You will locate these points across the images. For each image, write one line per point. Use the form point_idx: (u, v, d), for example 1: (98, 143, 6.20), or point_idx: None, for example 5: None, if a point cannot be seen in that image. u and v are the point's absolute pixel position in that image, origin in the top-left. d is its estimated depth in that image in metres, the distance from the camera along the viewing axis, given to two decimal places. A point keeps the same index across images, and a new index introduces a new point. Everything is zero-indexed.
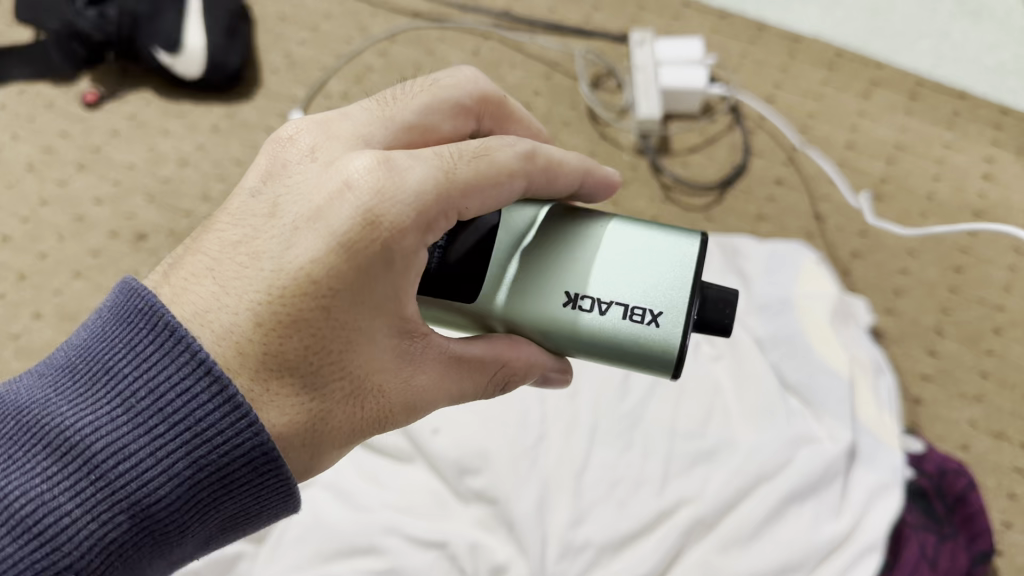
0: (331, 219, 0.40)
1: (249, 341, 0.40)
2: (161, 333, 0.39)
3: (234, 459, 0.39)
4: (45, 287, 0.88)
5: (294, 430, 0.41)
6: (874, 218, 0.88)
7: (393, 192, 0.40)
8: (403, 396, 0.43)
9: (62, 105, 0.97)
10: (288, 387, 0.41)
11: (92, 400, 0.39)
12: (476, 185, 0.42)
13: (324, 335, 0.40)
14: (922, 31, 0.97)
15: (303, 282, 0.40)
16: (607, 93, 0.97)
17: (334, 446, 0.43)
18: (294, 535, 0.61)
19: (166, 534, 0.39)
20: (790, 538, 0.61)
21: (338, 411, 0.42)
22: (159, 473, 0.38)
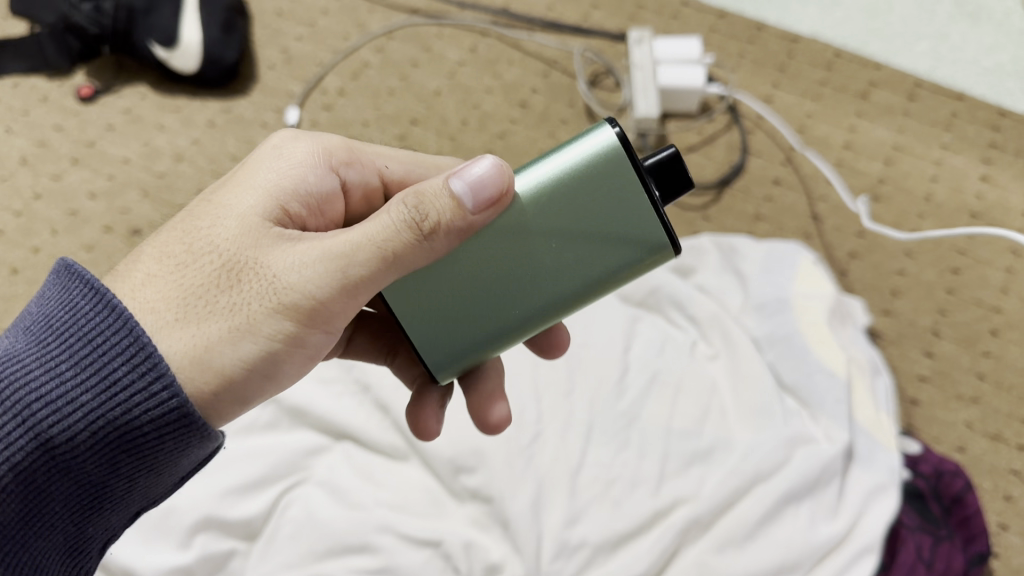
0: (239, 165, 0.51)
1: (148, 247, 0.47)
2: (57, 271, 0.43)
3: (106, 350, 0.41)
4: (38, 281, 0.88)
5: (166, 297, 0.44)
6: (872, 222, 0.87)
7: (289, 138, 0.52)
8: (288, 267, 0.43)
9: (57, 99, 0.96)
10: (168, 267, 0.45)
11: (9, 337, 0.43)
12: (400, 160, 0.57)
13: (203, 223, 0.47)
14: (921, 32, 0.96)
15: (202, 200, 0.49)
16: (605, 92, 0.97)
17: (215, 320, 0.43)
18: (287, 533, 0.60)
19: (58, 447, 0.41)
20: (787, 537, 0.60)
21: (216, 284, 0.44)
22: (47, 378, 0.41)
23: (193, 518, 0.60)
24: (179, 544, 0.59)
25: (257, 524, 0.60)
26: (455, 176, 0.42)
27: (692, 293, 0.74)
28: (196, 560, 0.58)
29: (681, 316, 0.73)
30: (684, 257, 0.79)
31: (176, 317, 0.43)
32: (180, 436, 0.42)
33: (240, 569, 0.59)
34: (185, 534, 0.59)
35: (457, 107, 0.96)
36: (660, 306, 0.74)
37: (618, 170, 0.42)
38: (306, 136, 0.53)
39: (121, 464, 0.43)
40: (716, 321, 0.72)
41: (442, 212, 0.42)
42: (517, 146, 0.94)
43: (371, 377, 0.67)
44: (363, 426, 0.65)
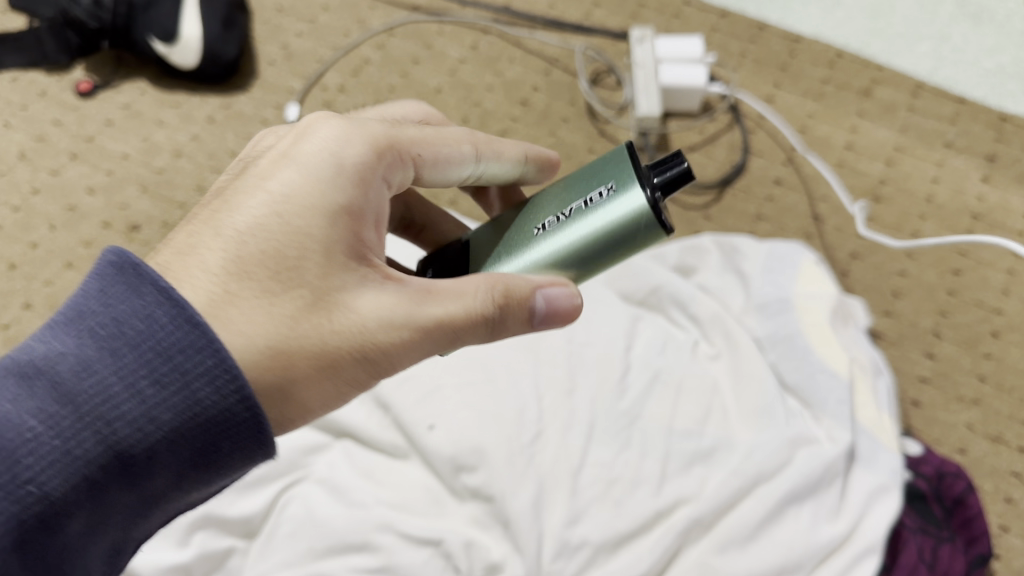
0: (291, 157, 0.45)
1: (213, 253, 0.42)
2: (125, 270, 0.38)
3: (198, 373, 0.38)
4: (36, 277, 0.87)
5: (257, 329, 0.41)
6: (867, 229, 0.87)
7: (344, 134, 0.45)
8: (375, 316, 0.43)
9: (55, 94, 0.96)
10: (251, 290, 0.42)
11: (58, 335, 0.38)
12: (426, 144, 0.49)
13: (283, 238, 0.42)
14: (922, 33, 0.96)
15: (267, 201, 0.43)
16: (606, 90, 0.96)
17: (302, 361, 0.42)
18: (286, 531, 0.60)
19: (135, 461, 0.37)
20: (788, 538, 0.60)
21: (305, 320, 0.42)
22: (126, 393, 0.37)
23: (192, 517, 0.60)
24: (179, 542, 0.59)
25: (256, 522, 0.61)
26: (537, 289, 0.44)
27: (693, 292, 0.74)
28: (194, 559, 0.58)
29: (682, 316, 0.73)
30: (685, 257, 0.79)
31: (269, 351, 0.41)
32: (251, 456, 0.41)
33: (238, 568, 0.59)
34: (185, 532, 0.59)
35: (458, 105, 0.96)
36: (661, 305, 0.74)
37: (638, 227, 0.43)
38: (355, 136, 0.46)
39: (185, 478, 0.40)
40: (717, 321, 0.72)
41: (521, 313, 0.44)
42: None
43: None
44: (362, 424, 0.65)
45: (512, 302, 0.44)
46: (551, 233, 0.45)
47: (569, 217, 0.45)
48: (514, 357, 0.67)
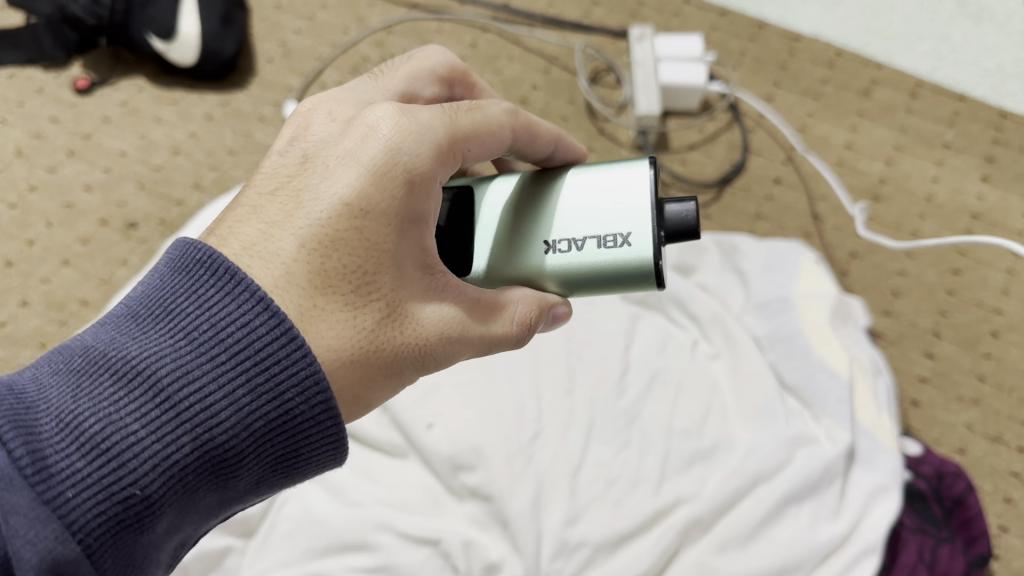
0: (359, 159, 0.42)
1: (295, 262, 0.41)
2: (218, 274, 0.38)
3: (287, 383, 0.38)
4: (33, 274, 0.87)
5: (337, 343, 0.41)
6: (866, 230, 0.86)
7: (414, 128, 0.43)
8: (441, 327, 0.43)
9: (52, 90, 0.95)
10: (333, 303, 0.42)
11: (154, 334, 0.37)
12: (476, 132, 0.45)
13: (361, 248, 0.42)
14: (922, 32, 0.96)
15: (340, 208, 0.42)
16: (605, 88, 0.96)
17: (375, 371, 0.43)
18: (283, 530, 0.59)
19: (225, 465, 0.37)
20: (788, 538, 0.60)
21: (379, 333, 0.42)
22: (220, 397, 0.37)
23: None
24: None
25: (253, 521, 0.60)
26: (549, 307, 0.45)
27: (693, 292, 0.74)
28: (193, 558, 0.58)
29: (682, 316, 0.73)
30: (685, 255, 0.78)
31: (347, 362, 0.42)
32: (326, 464, 0.41)
33: (235, 567, 0.58)
34: None
35: None
36: (661, 305, 0.74)
37: (642, 282, 0.43)
38: (420, 133, 0.43)
39: (265, 480, 0.40)
40: (718, 320, 0.72)
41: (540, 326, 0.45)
42: None
43: None
44: (360, 423, 0.65)
45: (533, 324, 0.44)
46: (562, 259, 0.44)
47: (584, 249, 0.43)
48: (512, 356, 0.66)
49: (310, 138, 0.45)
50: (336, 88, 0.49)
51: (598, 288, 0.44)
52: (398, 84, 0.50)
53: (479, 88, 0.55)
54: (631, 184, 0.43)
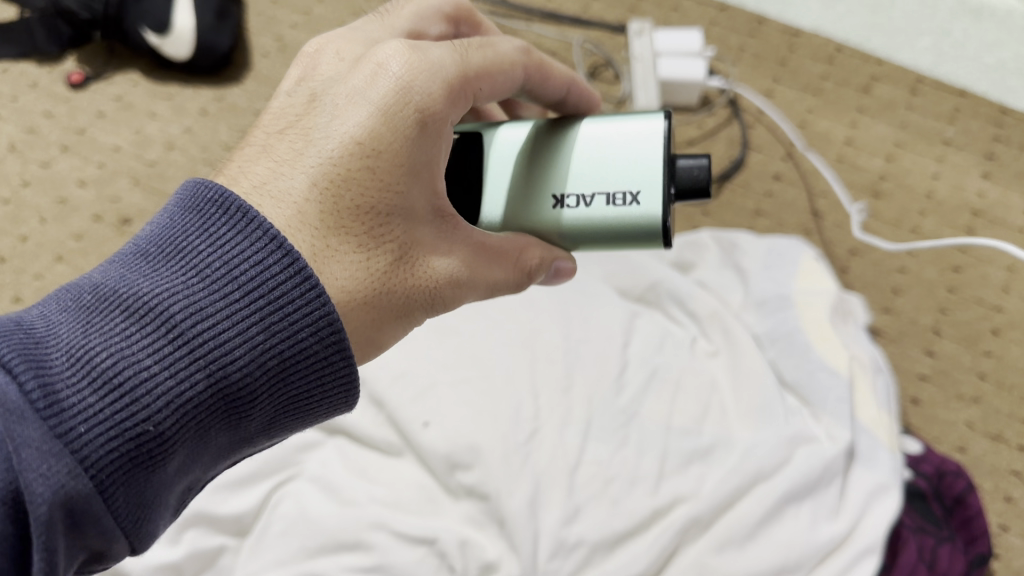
0: (371, 95, 0.42)
1: (307, 201, 0.41)
2: (230, 212, 0.38)
3: (300, 319, 0.38)
4: (26, 271, 0.86)
5: (350, 282, 0.41)
6: (862, 233, 0.86)
7: (426, 67, 0.42)
8: (449, 272, 0.44)
9: (47, 85, 0.95)
10: (345, 244, 0.41)
11: (165, 271, 0.37)
12: (487, 68, 0.45)
13: (374, 181, 0.41)
14: (922, 28, 0.96)
15: (352, 145, 0.41)
16: (604, 83, 0.96)
17: (386, 311, 0.43)
18: (278, 530, 0.59)
19: (237, 403, 0.37)
20: (786, 538, 0.59)
21: (390, 275, 0.42)
22: (234, 333, 0.36)
23: (184, 514, 0.59)
24: (171, 541, 0.58)
25: (247, 519, 0.60)
26: (553, 260, 0.46)
27: (692, 289, 0.73)
28: (185, 558, 0.58)
29: (680, 313, 0.73)
30: (684, 253, 0.78)
31: (359, 303, 0.42)
32: (337, 407, 0.41)
33: (229, 567, 0.58)
34: (177, 530, 0.59)
35: None
36: (660, 301, 0.73)
37: (648, 239, 0.43)
38: (435, 69, 0.42)
39: (274, 422, 0.40)
40: (717, 318, 0.72)
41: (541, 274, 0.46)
42: None
43: (365, 370, 0.65)
44: (356, 424, 0.64)
45: (532, 274, 0.46)
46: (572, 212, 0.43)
47: (593, 205, 0.43)
48: (508, 353, 0.66)
49: (319, 79, 0.45)
50: (338, 31, 0.49)
51: (601, 244, 0.44)
52: (403, 23, 0.50)
53: (484, 26, 0.55)
54: (642, 140, 0.43)
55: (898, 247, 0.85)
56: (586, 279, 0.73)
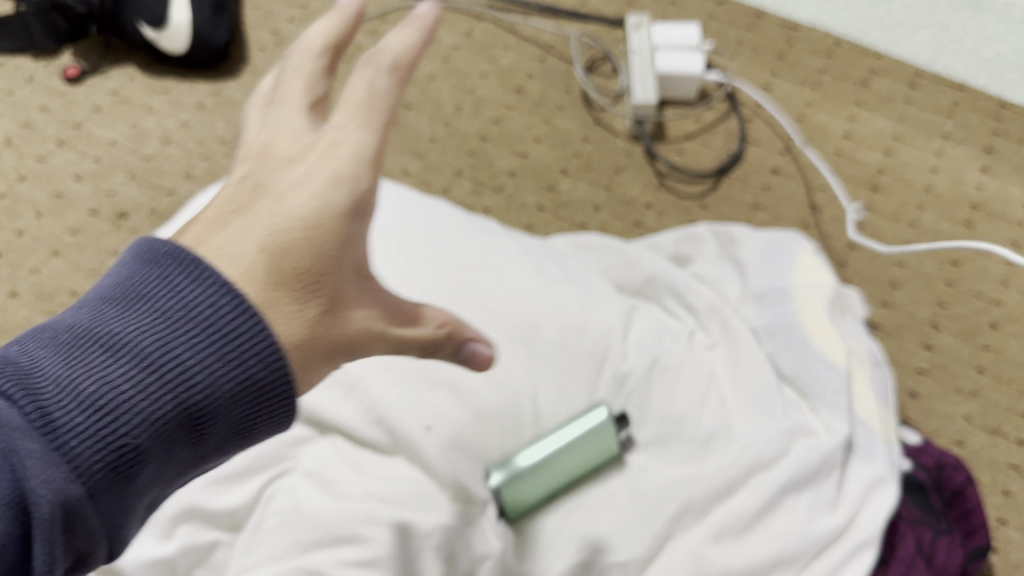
0: (303, 188, 0.44)
1: (255, 263, 0.41)
2: (186, 263, 0.39)
3: (259, 345, 0.38)
4: (21, 265, 0.86)
5: (292, 333, 0.42)
6: (856, 234, 0.87)
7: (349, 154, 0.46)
8: (370, 326, 0.45)
9: (43, 79, 0.96)
10: (288, 298, 0.42)
11: (130, 313, 0.37)
12: (382, 126, 0.47)
13: (312, 249, 0.43)
14: (921, 23, 0.96)
15: (297, 223, 0.43)
16: (601, 77, 0.97)
17: (320, 368, 0.44)
18: (272, 525, 0.55)
19: (204, 430, 0.38)
20: (784, 529, 0.58)
21: (326, 334, 0.43)
22: (200, 366, 0.37)
23: (174, 508, 0.55)
24: (161, 535, 0.54)
25: (241, 514, 0.56)
26: (465, 339, 0.49)
27: (690, 282, 0.72)
28: (179, 553, 0.54)
29: (677, 306, 0.72)
30: (682, 246, 0.80)
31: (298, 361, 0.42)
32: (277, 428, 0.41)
33: (223, 562, 0.54)
34: (167, 524, 0.54)
35: (451, 93, 0.98)
36: (657, 295, 0.74)
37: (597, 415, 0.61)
38: (361, 155, 0.46)
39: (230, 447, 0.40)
40: (715, 310, 0.71)
41: (447, 347, 0.48)
42: (513, 132, 0.95)
43: (358, 367, 0.61)
44: (348, 417, 0.60)
45: (441, 339, 0.48)
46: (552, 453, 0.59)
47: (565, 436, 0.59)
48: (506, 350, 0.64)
49: (259, 172, 0.46)
50: (253, 134, 0.50)
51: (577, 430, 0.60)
52: (297, 93, 0.50)
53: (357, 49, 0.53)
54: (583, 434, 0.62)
55: (892, 249, 0.86)
56: (584, 274, 0.72)
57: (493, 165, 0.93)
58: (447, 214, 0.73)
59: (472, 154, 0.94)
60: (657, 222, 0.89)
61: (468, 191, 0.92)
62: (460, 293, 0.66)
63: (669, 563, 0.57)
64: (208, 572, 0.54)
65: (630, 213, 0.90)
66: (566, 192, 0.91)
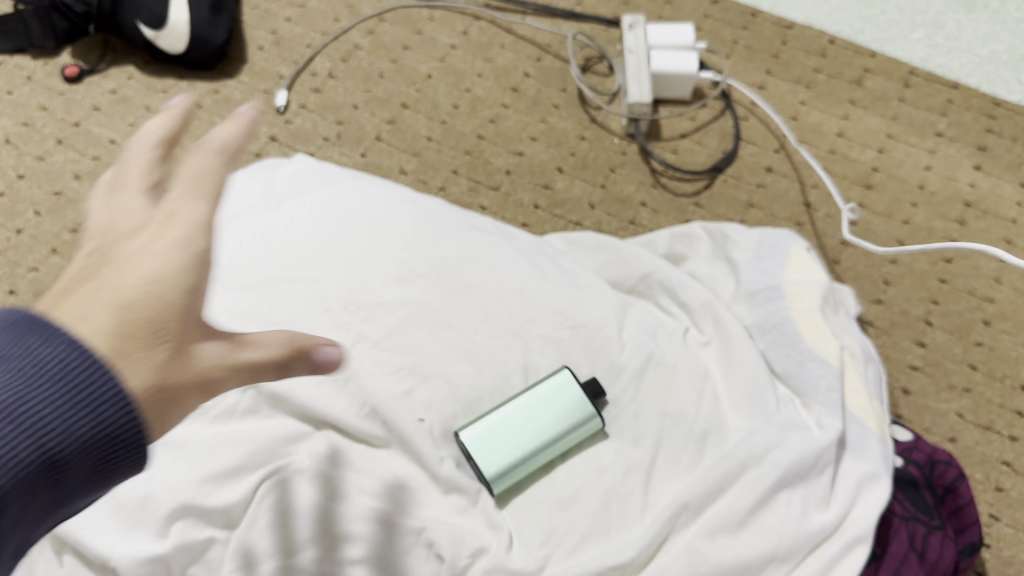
0: (137, 261, 0.41)
1: (93, 324, 0.38)
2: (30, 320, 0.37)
3: (111, 391, 0.37)
4: (20, 262, 0.87)
5: (143, 381, 0.38)
6: (850, 235, 0.83)
7: (185, 221, 0.43)
8: (220, 365, 0.41)
9: (42, 79, 0.98)
10: (131, 349, 0.38)
11: None
12: (216, 190, 0.44)
13: (146, 314, 0.39)
14: (916, 21, 0.99)
15: (142, 292, 0.40)
16: (597, 76, 0.99)
17: (169, 417, 0.39)
18: (266, 521, 0.53)
19: (58, 478, 0.36)
20: (777, 524, 0.57)
21: (172, 382, 0.39)
22: (52, 415, 0.36)
23: (169, 507, 0.53)
24: (156, 533, 0.53)
25: (235, 512, 0.54)
26: (312, 346, 0.42)
27: (684, 280, 0.73)
28: (173, 550, 0.52)
29: (672, 303, 0.73)
30: (676, 244, 0.81)
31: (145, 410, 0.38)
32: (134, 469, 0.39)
33: (218, 561, 0.53)
34: (162, 523, 0.53)
35: (448, 91, 0.99)
36: (650, 292, 0.74)
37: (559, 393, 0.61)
38: (197, 226, 0.43)
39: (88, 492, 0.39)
40: (708, 307, 0.71)
41: (299, 362, 0.42)
42: (509, 130, 0.96)
43: (356, 365, 0.60)
44: (339, 414, 0.58)
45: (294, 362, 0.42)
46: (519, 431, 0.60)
47: (526, 414, 0.61)
48: (503, 344, 0.64)
49: (98, 250, 0.42)
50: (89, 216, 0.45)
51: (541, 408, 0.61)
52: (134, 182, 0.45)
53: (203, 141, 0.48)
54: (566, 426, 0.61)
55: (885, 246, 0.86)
56: (580, 273, 0.72)
57: (489, 163, 0.94)
58: (445, 214, 0.74)
59: (468, 153, 0.95)
60: (652, 219, 0.90)
61: (464, 189, 0.92)
62: (457, 290, 0.66)
63: (663, 562, 0.55)
64: (202, 570, 0.53)
65: (625, 211, 0.90)
66: (561, 190, 0.92)
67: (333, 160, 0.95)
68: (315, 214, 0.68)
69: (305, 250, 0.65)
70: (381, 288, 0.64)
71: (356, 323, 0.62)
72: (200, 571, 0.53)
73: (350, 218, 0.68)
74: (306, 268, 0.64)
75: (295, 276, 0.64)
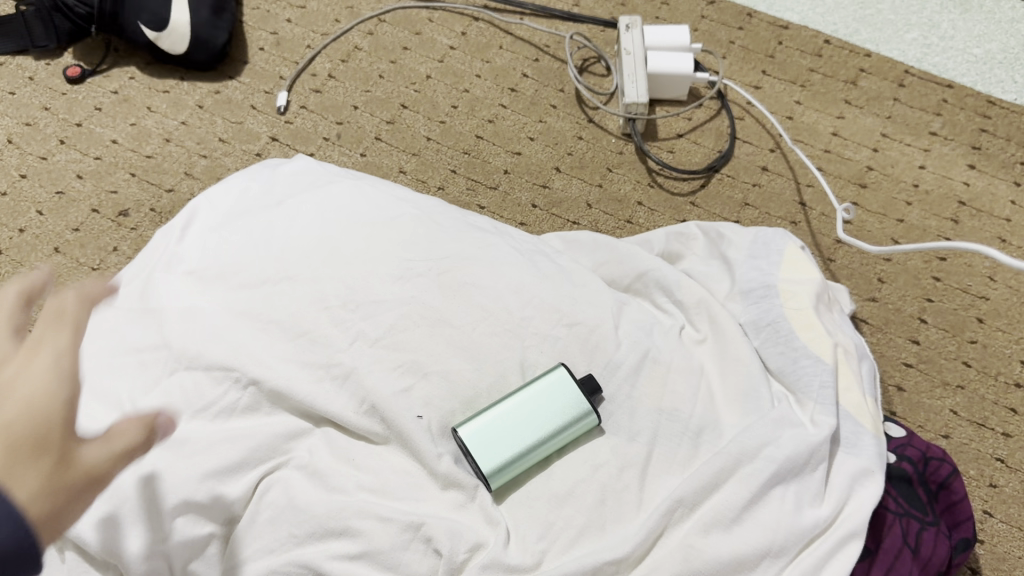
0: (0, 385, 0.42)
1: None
2: None
3: None
4: (23, 262, 0.88)
5: (38, 486, 0.39)
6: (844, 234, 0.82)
7: (55, 346, 0.46)
8: (105, 459, 0.43)
9: (44, 79, 0.99)
10: (28, 457, 0.39)
11: None
12: (54, 326, 0.47)
13: (24, 431, 0.40)
14: (911, 20, 1.00)
15: (29, 411, 0.41)
16: (595, 77, 1.00)
17: (65, 512, 0.40)
18: (266, 517, 0.55)
19: None
20: (770, 520, 0.56)
21: (68, 475, 0.41)
22: None
23: (171, 502, 0.54)
24: (157, 529, 0.54)
25: (237, 508, 0.56)
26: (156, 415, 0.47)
27: (680, 278, 0.73)
28: (175, 544, 0.54)
29: (667, 301, 0.73)
30: (672, 243, 0.83)
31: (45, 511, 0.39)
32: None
33: (220, 555, 0.55)
34: (163, 518, 0.54)
35: (447, 91, 1.00)
36: (646, 290, 0.75)
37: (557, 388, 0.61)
38: (63, 350, 0.45)
39: None
40: (704, 304, 0.71)
41: (149, 434, 0.46)
42: (506, 130, 0.97)
43: (354, 363, 0.61)
44: (340, 410, 0.59)
45: (149, 434, 0.46)
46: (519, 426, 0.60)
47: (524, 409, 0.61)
48: (500, 343, 0.64)
49: None
50: None
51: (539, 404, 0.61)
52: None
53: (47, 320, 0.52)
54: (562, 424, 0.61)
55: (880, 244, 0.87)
56: (577, 271, 0.72)
57: (488, 163, 0.95)
58: (443, 214, 0.74)
59: (467, 152, 0.95)
60: (649, 218, 0.91)
61: (463, 189, 0.93)
62: (454, 289, 0.66)
63: (659, 557, 0.55)
64: (203, 565, 0.55)
65: (622, 210, 0.91)
66: (559, 190, 0.93)
67: (333, 159, 0.96)
68: (317, 213, 0.69)
69: (305, 249, 0.66)
70: (379, 286, 0.65)
71: (354, 321, 0.63)
72: (201, 566, 0.55)
73: (349, 217, 0.69)
74: (306, 265, 0.65)
75: (295, 274, 0.65)
